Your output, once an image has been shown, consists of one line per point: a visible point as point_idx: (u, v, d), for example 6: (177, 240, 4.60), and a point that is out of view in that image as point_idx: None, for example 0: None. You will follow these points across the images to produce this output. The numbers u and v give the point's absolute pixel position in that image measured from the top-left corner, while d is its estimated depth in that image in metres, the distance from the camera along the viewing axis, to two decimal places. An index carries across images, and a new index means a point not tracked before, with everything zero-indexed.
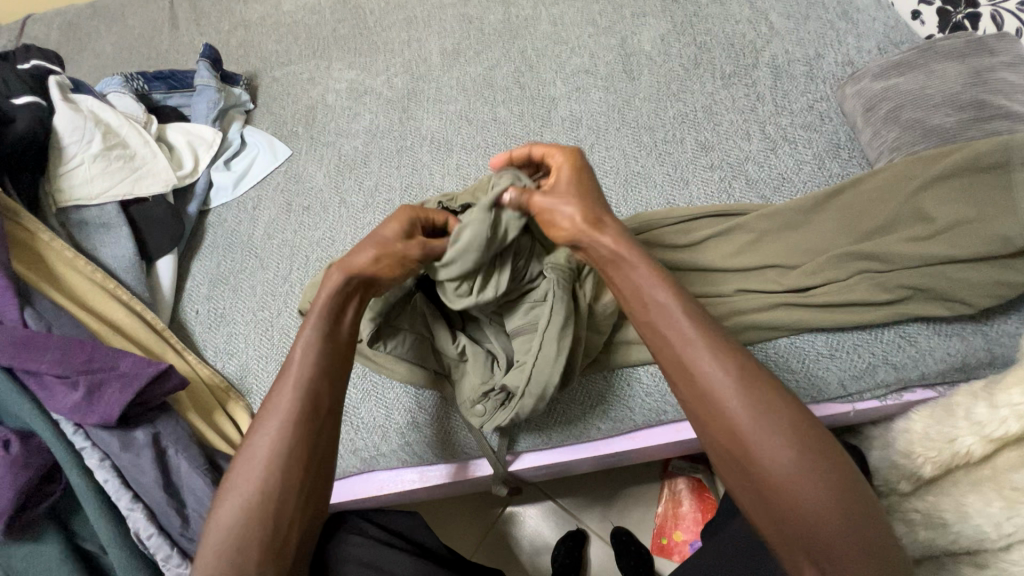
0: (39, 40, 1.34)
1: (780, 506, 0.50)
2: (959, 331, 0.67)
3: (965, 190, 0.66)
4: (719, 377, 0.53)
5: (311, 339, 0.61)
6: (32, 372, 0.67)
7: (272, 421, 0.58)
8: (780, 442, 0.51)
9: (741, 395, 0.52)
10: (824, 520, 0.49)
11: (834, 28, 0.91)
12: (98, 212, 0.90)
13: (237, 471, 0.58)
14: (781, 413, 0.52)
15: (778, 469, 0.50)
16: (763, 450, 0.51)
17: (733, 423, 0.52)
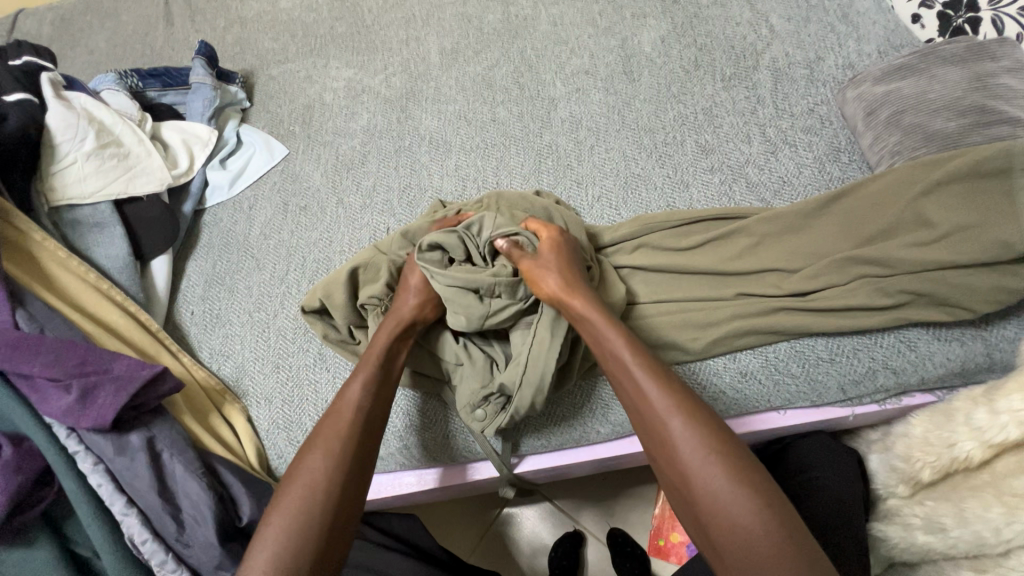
0: (31, 36, 1.32)
1: (717, 525, 0.51)
2: (959, 336, 0.67)
3: (967, 196, 0.65)
4: (661, 402, 0.58)
5: (363, 377, 0.67)
6: (24, 374, 0.66)
7: (324, 444, 0.62)
8: (714, 460, 0.53)
9: (681, 417, 0.56)
10: (757, 539, 0.49)
11: (835, 31, 0.91)
12: (91, 211, 0.88)
13: (289, 489, 0.59)
14: (717, 435, 0.55)
15: (712, 487, 0.52)
16: (700, 469, 0.53)
17: (672, 444, 0.55)
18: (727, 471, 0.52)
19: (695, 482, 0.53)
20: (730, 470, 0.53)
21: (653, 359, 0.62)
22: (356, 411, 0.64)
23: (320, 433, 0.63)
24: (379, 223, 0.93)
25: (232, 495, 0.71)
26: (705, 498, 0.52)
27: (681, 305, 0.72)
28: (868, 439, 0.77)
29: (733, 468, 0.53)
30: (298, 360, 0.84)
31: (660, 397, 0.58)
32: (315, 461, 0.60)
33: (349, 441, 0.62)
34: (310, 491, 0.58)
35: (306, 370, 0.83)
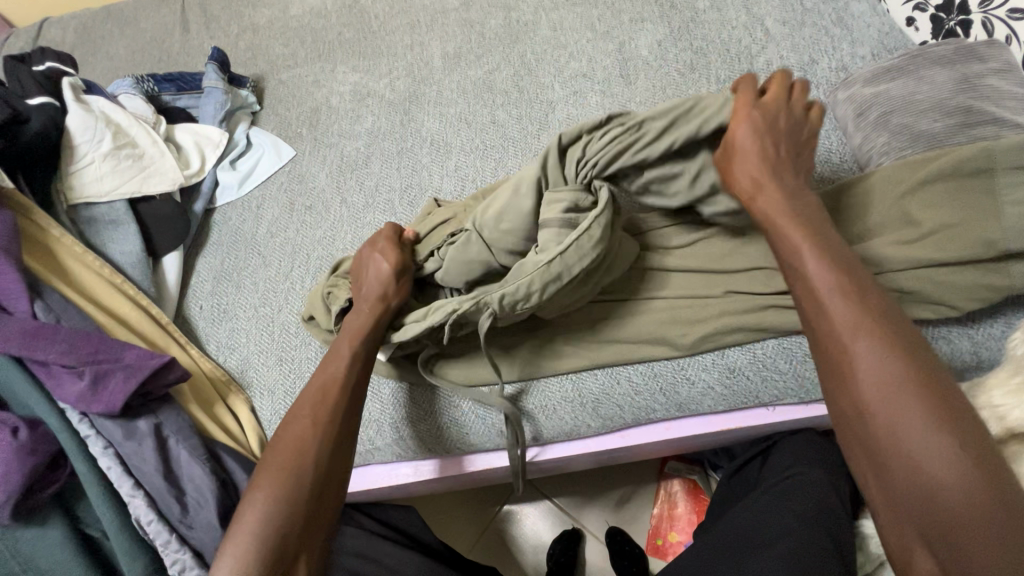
0: (55, 43, 1.38)
1: (884, 444, 0.45)
2: (945, 334, 0.68)
3: (950, 195, 0.65)
4: (846, 322, 0.49)
5: (350, 343, 0.68)
6: (40, 361, 0.70)
7: (311, 406, 0.65)
8: (912, 380, 0.45)
9: (872, 330, 0.48)
10: (942, 475, 0.42)
11: (829, 34, 0.92)
12: (107, 209, 0.92)
13: (271, 454, 0.62)
14: (923, 356, 0.47)
15: (906, 426, 0.44)
16: (887, 394, 0.46)
17: (854, 367, 0.48)
18: (931, 400, 0.44)
19: (882, 394, 0.46)
20: (933, 398, 0.45)
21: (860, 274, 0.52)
22: (344, 368, 0.67)
23: (307, 396, 0.66)
24: (381, 222, 0.96)
25: (234, 480, 0.75)
26: (887, 426, 0.45)
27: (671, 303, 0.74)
28: None
29: (934, 391, 0.45)
30: (300, 353, 0.87)
31: (846, 309, 0.50)
32: (300, 420, 0.64)
33: (335, 403, 0.65)
34: (303, 456, 0.61)
35: (308, 363, 0.86)
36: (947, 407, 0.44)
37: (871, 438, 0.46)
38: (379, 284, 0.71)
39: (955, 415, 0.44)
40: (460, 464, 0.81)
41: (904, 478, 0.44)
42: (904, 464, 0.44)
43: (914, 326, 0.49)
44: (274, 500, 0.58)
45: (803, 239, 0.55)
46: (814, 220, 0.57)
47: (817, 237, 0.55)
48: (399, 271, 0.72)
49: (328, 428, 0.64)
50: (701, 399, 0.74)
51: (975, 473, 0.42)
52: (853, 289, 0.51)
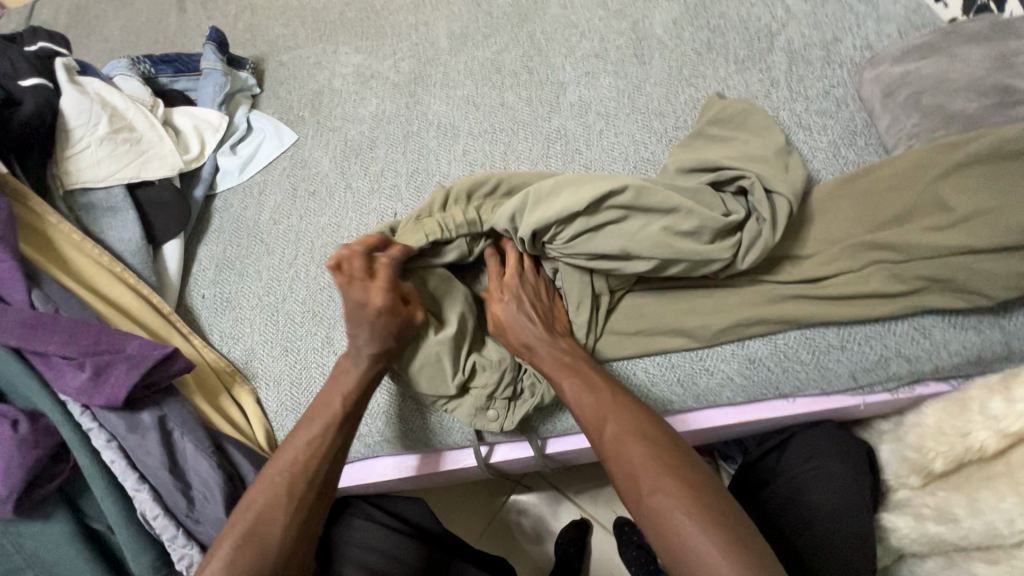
0: (47, 24, 1.34)
1: (664, 536, 0.54)
2: (976, 324, 0.66)
3: (986, 180, 0.63)
4: (634, 453, 0.58)
5: (318, 424, 0.67)
6: (39, 352, 0.67)
7: (269, 492, 0.63)
8: (669, 479, 0.56)
9: (635, 443, 0.59)
10: (698, 544, 0.52)
11: (854, 11, 0.89)
12: (105, 195, 0.89)
13: (232, 534, 0.61)
14: (672, 454, 0.58)
15: (680, 522, 0.53)
16: (664, 500, 0.55)
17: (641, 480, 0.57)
18: (681, 487, 0.55)
19: (648, 492, 0.56)
20: (683, 486, 0.55)
21: (627, 401, 0.63)
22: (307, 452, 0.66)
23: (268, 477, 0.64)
24: (387, 208, 0.93)
25: (239, 475, 0.74)
26: (669, 524, 0.53)
27: (688, 292, 0.72)
28: (878, 429, 0.77)
29: (689, 483, 0.56)
30: (305, 343, 0.85)
31: (633, 441, 0.59)
32: (267, 499, 0.63)
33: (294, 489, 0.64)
34: (263, 542, 0.60)
35: (314, 354, 0.84)
36: (697, 489, 0.55)
37: (661, 534, 0.54)
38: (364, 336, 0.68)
39: (701, 493, 0.55)
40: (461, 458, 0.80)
41: (675, 551, 0.53)
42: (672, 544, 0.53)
43: (675, 438, 0.60)
44: (227, 560, 0.59)
45: (566, 372, 0.65)
46: (574, 352, 0.68)
47: (573, 366, 0.66)
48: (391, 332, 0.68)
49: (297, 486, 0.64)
50: (721, 391, 0.71)
51: (714, 529, 0.52)
52: (623, 414, 0.62)
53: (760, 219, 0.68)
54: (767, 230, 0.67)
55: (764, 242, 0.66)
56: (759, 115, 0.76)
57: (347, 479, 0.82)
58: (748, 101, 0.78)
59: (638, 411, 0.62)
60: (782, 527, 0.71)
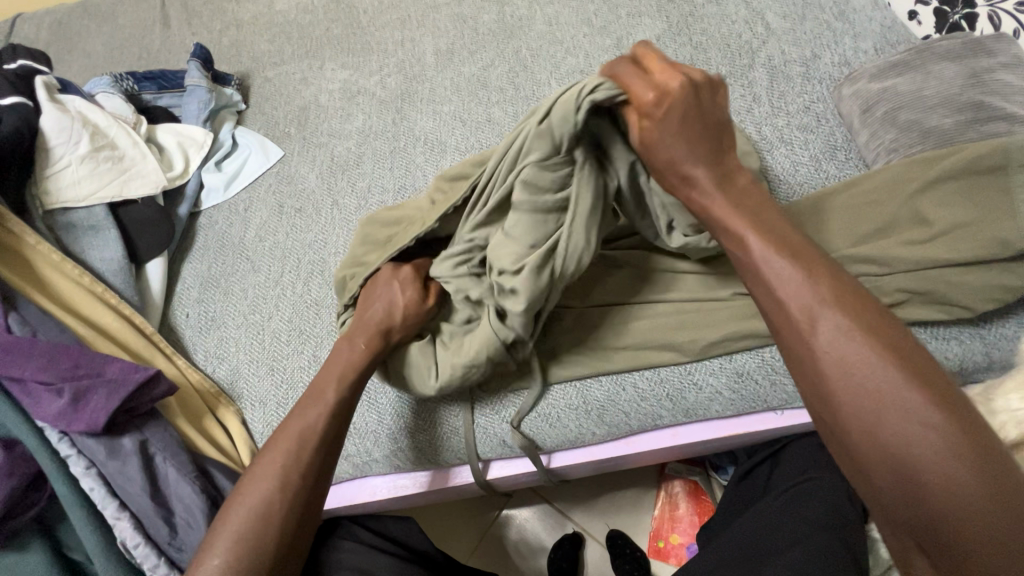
0: (28, 40, 1.32)
1: (886, 458, 0.40)
2: (958, 335, 0.67)
3: (962, 193, 0.64)
4: (852, 345, 0.43)
5: (323, 400, 0.63)
6: (15, 378, 0.66)
7: (268, 475, 0.58)
8: (914, 386, 0.41)
9: (863, 335, 0.43)
10: (944, 477, 0.38)
11: (831, 28, 0.91)
12: (86, 215, 0.88)
13: (230, 515, 0.57)
14: (917, 357, 0.42)
15: (914, 435, 0.39)
16: (896, 407, 0.40)
17: (862, 376, 0.42)
18: (933, 401, 0.40)
19: (875, 407, 0.41)
20: (938, 399, 0.40)
21: (844, 280, 0.47)
22: (309, 435, 0.60)
23: (274, 446, 0.60)
24: None
25: (224, 498, 0.72)
26: (892, 435, 0.40)
27: (677, 306, 0.72)
28: None
29: (938, 394, 0.40)
30: (292, 362, 0.84)
31: (850, 334, 0.43)
32: (256, 478, 0.58)
33: (294, 468, 0.59)
34: (248, 526, 0.55)
35: (301, 372, 0.83)
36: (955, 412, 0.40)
37: (876, 444, 0.41)
38: (380, 308, 0.67)
39: (961, 417, 0.40)
40: (448, 476, 0.79)
41: (895, 476, 0.40)
42: (894, 470, 0.40)
43: (911, 334, 0.44)
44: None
45: (748, 236, 0.50)
46: (745, 210, 0.52)
47: (761, 228, 0.50)
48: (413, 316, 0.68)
49: (298, 477, 0.58)
50: (710, 405, 0.72)
51: (975, 463, 0.38)
52: (848, 295, 0.45)
53: None
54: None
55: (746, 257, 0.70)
56: (741, 137, 0.78)
57: (335, 500, 0.81)
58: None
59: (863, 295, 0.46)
60: (773, 541, 0.71)
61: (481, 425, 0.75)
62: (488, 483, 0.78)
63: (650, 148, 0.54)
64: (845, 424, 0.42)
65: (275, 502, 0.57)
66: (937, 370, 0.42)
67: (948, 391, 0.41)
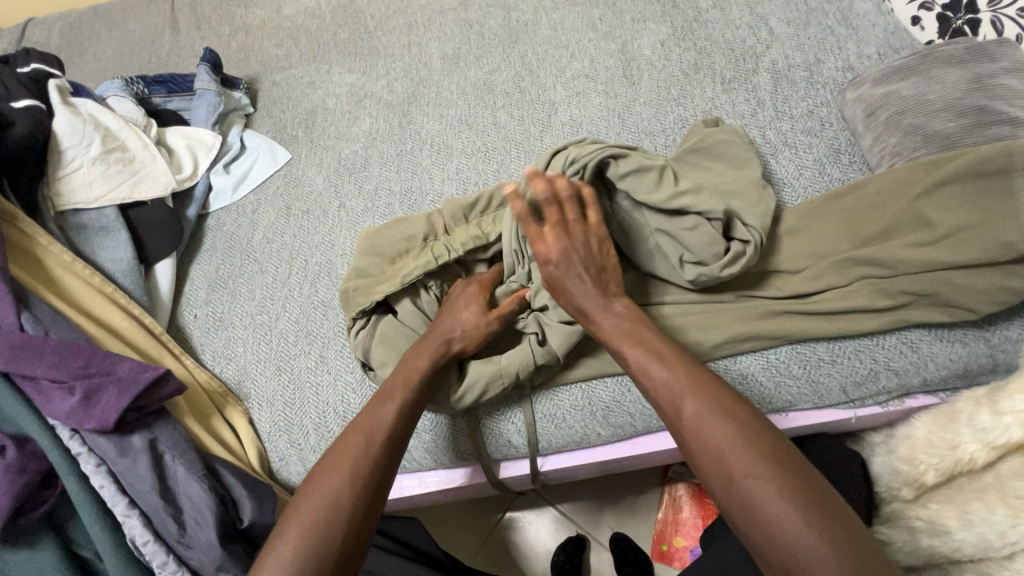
0: (39, 44, 1.34)
1: (756, 526, 0.49)
2: (962, 337, 0.67)
3: (965, 197, 0.64)
4: (713, 432, 0.53)
5: (397, 398, 0.64)
6: (28, 376, 0.67)
7: (342, 468, 0.59)
8: (762, 463, 0.50)
9: (717, 422, 0.53)
10: (804, 546, 0.46)
11: (835, 33, 0.91)
12: (97, 216, 0.89)
13: (303, 505, 0.57)
14: (762, 437, 0.52)
15: (766, 500, 0.48)
16: (750, 479, 0.50)
17: (723, 455, 0.52)
18: (776, 472, 0.50)
19: (739, 481, 0.50)
20: (783, 474, 0.50)
21: (705, 375, 0.58)
22: (385, 431, 0.62)
23: (348, 439, 0.61)
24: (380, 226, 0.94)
25: (233, 497, 0.72)
26: (754, 502, 0.49)
27: (682, 307, 0.73)
28: (869, 442, 0.77)
29: (778, 462, 0.50)
30: (299, 362, 0.85)
31: (711, 421, 0.54)
32: (331, 468, 0.59)
33: (370, 460, 0.60)
34: (324, 513, 0.56)
35: (308, 373, 0.84)
36: (796, 480, 0.49)
37: (745, 516, 0.49)
38: (456, 325, 0.70)
39: (801, 484, 0.49)
40: (453, 477, 0.80)
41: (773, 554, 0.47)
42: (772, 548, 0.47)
43: (758, 413, 0.54)
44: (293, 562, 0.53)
45: (630, 343, 0.62)
46: (631, 315, 0.64)
47: (635, 338, 0.62)
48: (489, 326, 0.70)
49: (372, 469, 0.59)
50: None
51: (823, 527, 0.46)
52: (701, 388, 0.56)
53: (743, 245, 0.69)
54: (718, 223, 0.68)
55: (713, 232, 0.68)
56: (745, 142, 0.78)
57: None
58: (733, 132, 0.80)
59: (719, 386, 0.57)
60: None
61: (488, 425, 0.76)
62: (494, 483, 0.79)
63: (562, 283, 0.64)
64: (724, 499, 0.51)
65: (351, 492, 0.57)
66: (779, 443, 0.52)
67: (788, 459, 0.51)
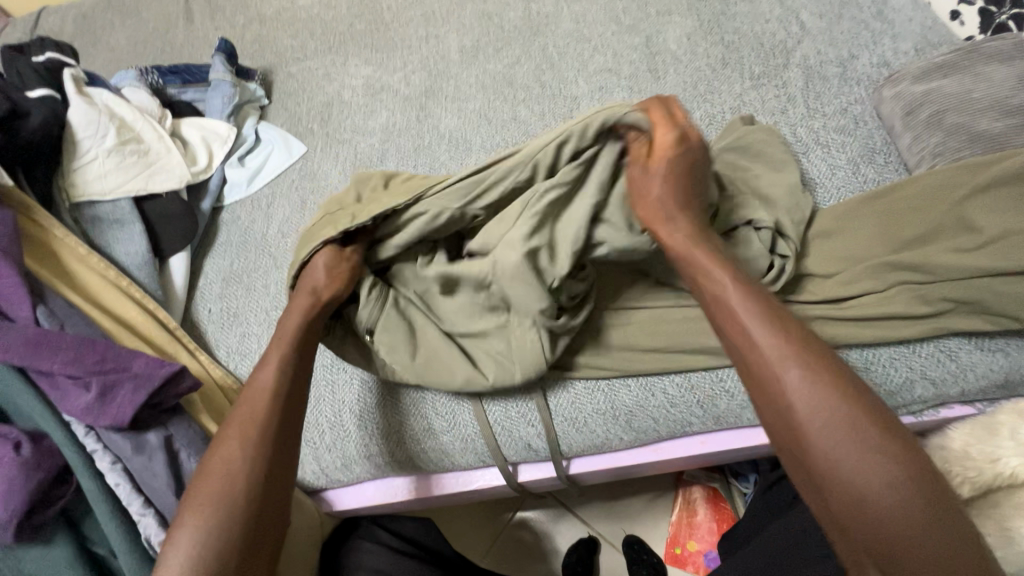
0: (53, 33, 1.33)
1: (847, 496, 0.44)
2: (1004, 346, 0.65)
3: (1014, 201, 0.62)
4: (815, 393, 0.47)
5: (276, 358, 0.62)
6: (43, 371, 0.66)
7: (240, 435, 0.56)
8: (874, 433, 0.45)
9: (822, 385, 0.47)
10: (895, 517, 0.42)
11: (869, 28, 0.88)
12: (111, 208, 0.88)
13: (203, 478, 0.54)
14: (875, 409, 0.46)
15: (872, 471, 0.44)
16: (850, 447, 0.45)
17: (824, 419, 0.46)
18: (887, 443, 0.44)
19: (841, 450, 0.45)
20: (883, 437, 0.45)
21: (807, 333, 0.51)
22: (270, 393, 0.59)
23: (239, 407, 0.58)
24: None
25: None
26: (852, 472, 0.44)
27: None
28: None
29: (888, 435, 0.45)
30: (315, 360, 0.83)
31: (813, 383, 0.47)
32: (234, 437, 0.56)
33: (263, 424, 0.57)
34: (229, 481, 0.53)
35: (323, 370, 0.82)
36: (910, 458, 0.44)
37: (838, 484, 0.44)
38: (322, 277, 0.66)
39: (915, 464, 0.44)
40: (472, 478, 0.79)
41: (854, 519, 0.43)
42: (856, 510, 0.43)
43: (858, 377, 0.49)
44: (198, 542, 0.50)
45: (724, 297, 0.54)
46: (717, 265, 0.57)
47: (722, 289, 0.55)
48: (355, 266, 0.68)
49: (269, 433, 0.57)
50: (741, 413, 0.71)
51: (917, 497, 0.43)
52: (803, 348, 0.49)
53: (781, 256, 0.68)
54: (767, 237, 0.66)
55: (761, 248, 0.66)
56: (778, 140, 0.76)
57: (358, 499, 0.80)
58: (768, 130, 0.77)
59: (826, 351, 0.50)
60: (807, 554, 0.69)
61: (508, 426, 0.74)
62: (512, 485, 0.77)
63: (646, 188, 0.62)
64: (812, 461, 0.46)
65: (251, 452, 0.55)
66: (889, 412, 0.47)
67: (899, 434, 0.46)
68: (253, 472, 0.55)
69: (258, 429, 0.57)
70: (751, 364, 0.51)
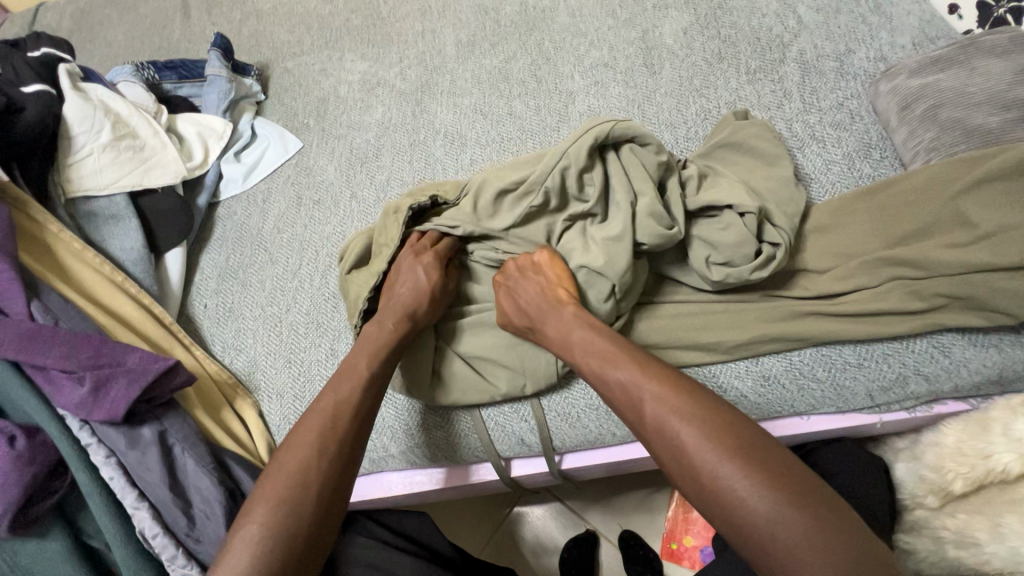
0: (51, 29, 1.33)
1: (730, 522, 0.45)
2: (997, 342, 0.64)
3: (1009, 194, 0.61)
4: (680, 430, 0.50)
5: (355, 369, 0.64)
6: (38, 366, 0.66)
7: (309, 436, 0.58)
8: (733, 457, 0.47)
9: (682, 419, 0.50)
10: (779, 535, 0.43)
11: (867, 22, 0.88)
12: (107, 204, 0.88)
13: (275, 472, 0.56)
14: (736, 430, 0.49)
15: (741, 495, 0.45)
16: (717, 473, 0.46)
17: (689, 453, 0.48)
18: (748, 464, 0.46)
19: (708, 479, 0.47)
20: (754, 467, 0.46)
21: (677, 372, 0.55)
22: (345, 398, 0.61)
23: (315, 409, 0.60)
24: None
25: (241, 491, 0.72)
26: (725, 497, 0.46)
27: (705, 307, 0.71)
28: (892, 446, 0.76)
29: (751, 454, 0.47)
30: (310, 355, 0.83)
31: (676, 419, 0.50)
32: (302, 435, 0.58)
33: (331, 429, 0.59)
34: (297, 477, 0.55)
35: (318, 366, 0.82)
36: (778, 474, 0.46)
37: (723, 514, 0.46)
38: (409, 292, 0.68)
39: (779, 477, 0.45)
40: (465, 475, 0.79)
41: (766, 559, 0.44)
42: (749, 539, 0.44)
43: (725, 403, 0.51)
44: (262, 531, 0.52)
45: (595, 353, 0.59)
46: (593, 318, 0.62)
47: (599, 345, 0.60)
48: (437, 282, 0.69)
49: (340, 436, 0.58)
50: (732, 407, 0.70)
51: (808, 524, 0.43)
52: (664, 386, 0.53)
53: (772, 247, 0.67)
54: (751, 222, 0.65)
55: (744, 231, 0.65)
56: (772, 134, 0.76)
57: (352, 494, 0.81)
58: (762, 126, 0.77)
59: (692, 385, 0.53)
60: None
61: (500, 420, 0.74)
62: (505, 480, 0.77)
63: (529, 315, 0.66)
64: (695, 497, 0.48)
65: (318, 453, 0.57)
66: (753, 430, 0.49)
67: (764, 451, 0.47)
68: (320, 468, 0.56)
69: (329, 433, 0.58)
70: (632, 416, 0.54)
